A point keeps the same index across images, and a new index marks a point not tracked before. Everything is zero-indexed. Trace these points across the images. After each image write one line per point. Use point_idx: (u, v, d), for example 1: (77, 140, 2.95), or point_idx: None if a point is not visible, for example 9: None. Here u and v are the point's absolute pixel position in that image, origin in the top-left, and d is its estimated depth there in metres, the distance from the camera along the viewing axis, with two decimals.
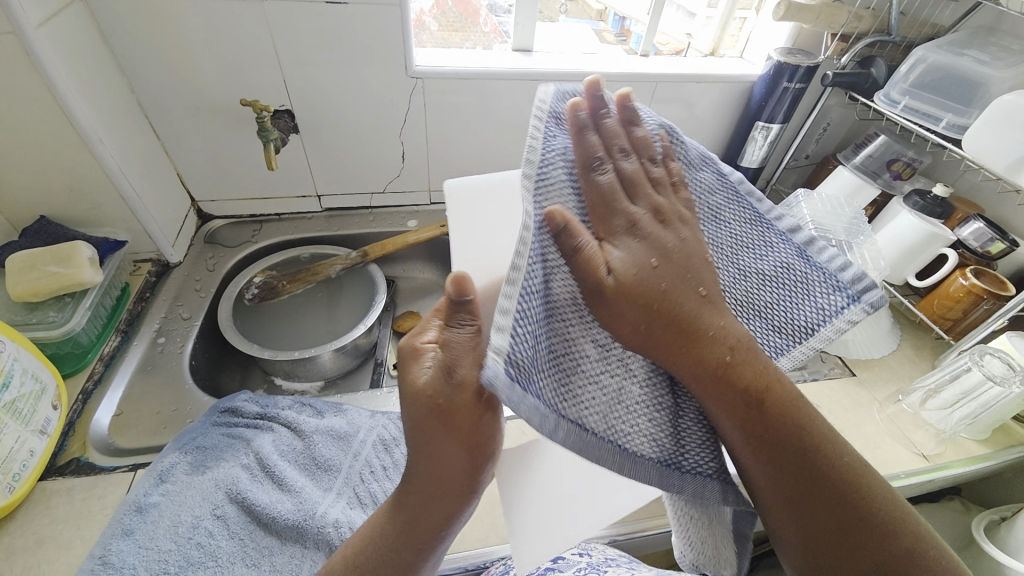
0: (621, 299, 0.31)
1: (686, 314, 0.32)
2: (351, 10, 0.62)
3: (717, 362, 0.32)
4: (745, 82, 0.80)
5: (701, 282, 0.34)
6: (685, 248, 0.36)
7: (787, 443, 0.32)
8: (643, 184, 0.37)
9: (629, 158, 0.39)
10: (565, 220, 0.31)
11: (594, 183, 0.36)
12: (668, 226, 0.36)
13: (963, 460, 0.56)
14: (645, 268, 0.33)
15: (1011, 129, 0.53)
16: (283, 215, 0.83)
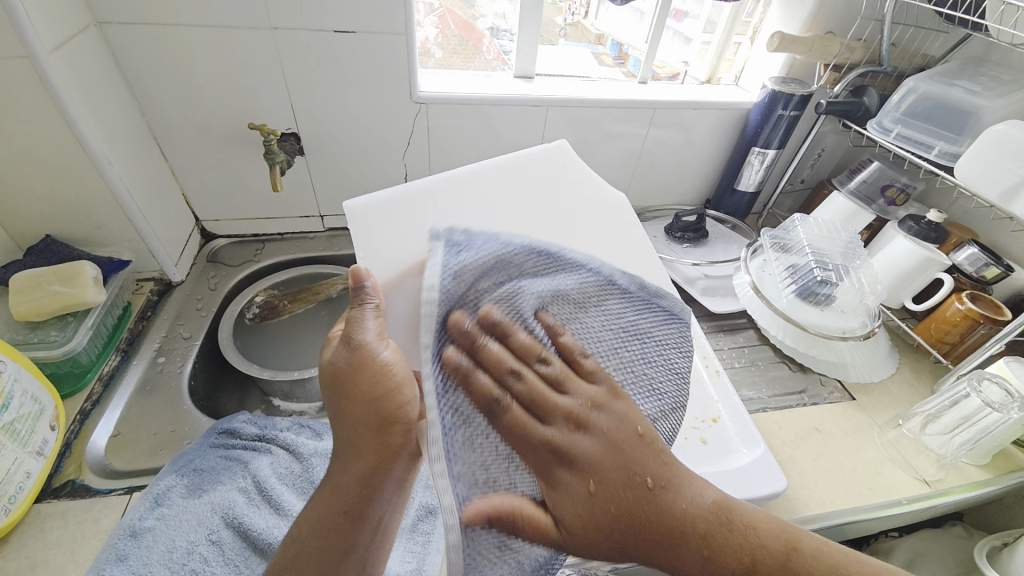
0: (584, 542, 0.31)
1: (643, 520, 0.32)
2: (359, 38, 0.64)
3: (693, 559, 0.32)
4: (740, 109, 0.82)
5: (643, 472, 0.33)
6: (611, 443, 0.34)
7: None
8: (547, 398, 0.35)
9: (519, 377, 0.36)
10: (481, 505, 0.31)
11: (501, 429, 0.34)
12: (589, 430, 0.34)
13: (965, 485, 0.56)
14: (586, 499, 0.32)
15: (1002, 157, 0.54)
16: (287, 235, 0.84)
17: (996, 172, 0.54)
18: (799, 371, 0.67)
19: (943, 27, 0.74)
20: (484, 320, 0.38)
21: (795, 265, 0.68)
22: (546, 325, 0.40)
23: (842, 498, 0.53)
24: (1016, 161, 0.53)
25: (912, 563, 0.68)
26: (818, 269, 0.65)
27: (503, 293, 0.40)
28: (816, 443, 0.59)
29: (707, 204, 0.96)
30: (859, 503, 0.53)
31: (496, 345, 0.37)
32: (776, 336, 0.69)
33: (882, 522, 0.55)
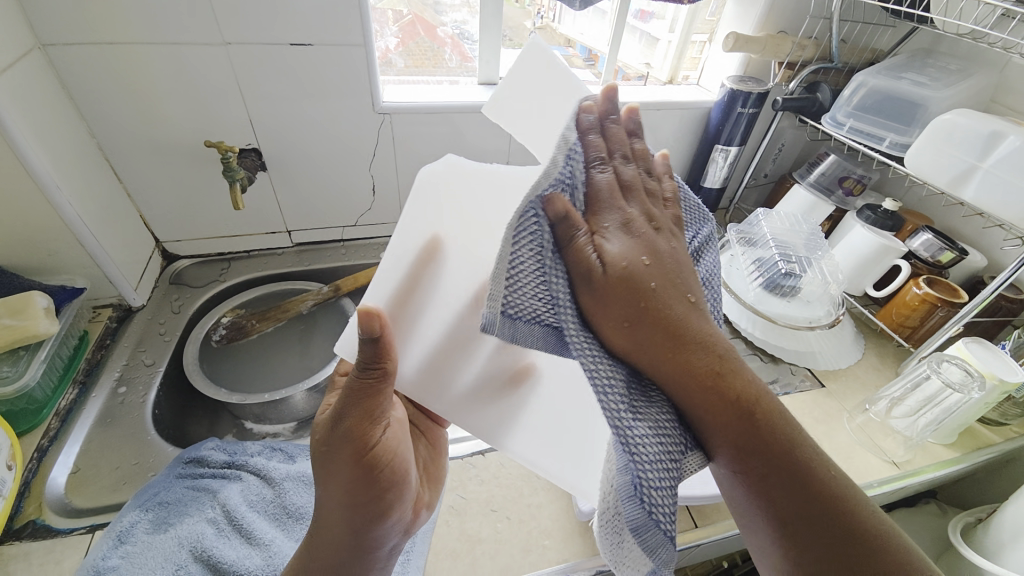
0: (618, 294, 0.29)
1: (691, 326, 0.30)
2: (317, 50, 0.63)
3: (702, 371, 0.28)
4: (701, 108, 0.84)
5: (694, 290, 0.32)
6: (678, 257, 0.33)
7: (772, 460, 0.28)
8: (638, 189, 0.36)
9: (603, 169, 0.36)
10: (567, 211, 0.30)
11: (596, 187, 0.34)
12: (661, 233, 0.34)
13: (933, 464, 0.57)
14: (640, 264, 0.31)
15: (950, 146, 0.56)
16: (253, 252, 0.82)
17: (946, 160, 0.56)
18: (770, 362, 0.68)
19: (890, 22, 0.77)
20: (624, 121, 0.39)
21: (759, 257, 0.70)
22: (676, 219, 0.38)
23: None
24: (965, 150, 0.55)
25: None
26: (782, 261, 0.67)
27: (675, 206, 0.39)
28: None
29: None
30: None
31: (618, 130, 0.39)
32: (747, 328, 0.70)
33: None
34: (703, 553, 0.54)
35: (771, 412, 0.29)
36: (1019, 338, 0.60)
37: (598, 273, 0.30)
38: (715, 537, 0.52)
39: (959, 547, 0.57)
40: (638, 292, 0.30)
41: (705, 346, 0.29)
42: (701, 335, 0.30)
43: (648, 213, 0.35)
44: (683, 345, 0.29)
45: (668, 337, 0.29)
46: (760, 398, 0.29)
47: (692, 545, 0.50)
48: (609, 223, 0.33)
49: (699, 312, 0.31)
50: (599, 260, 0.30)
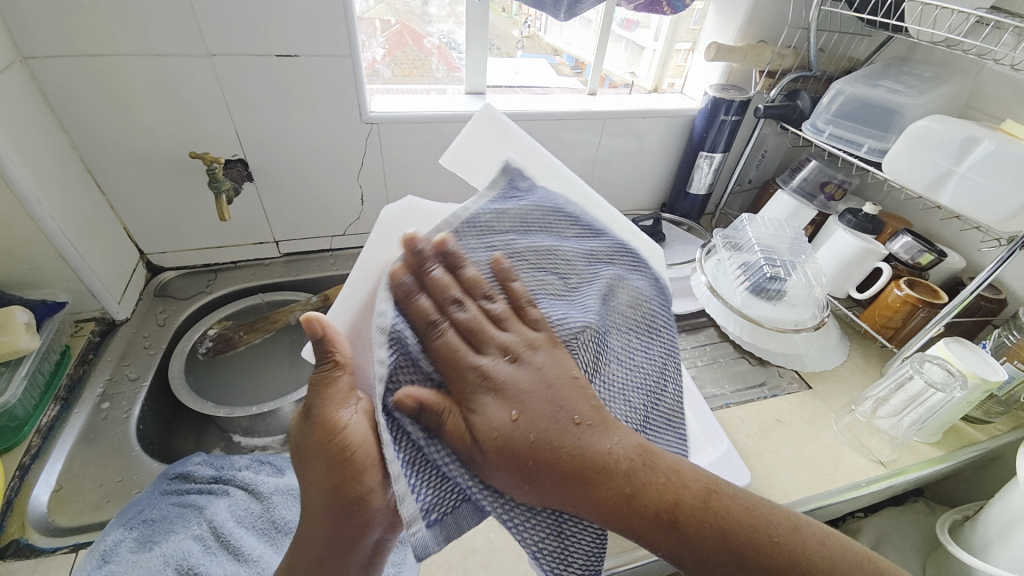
0: (501, 459, 0.31)
1: (581, 459, 0.31)
2: (304, 61, 0.63)
3: (613, 497, 0.30)
4: (685, 115, 0.85)
5: (573, 410, 0.33)
6: (544, 378, 0.34)
7: (706, 544, 0.30)
8: (486, 329, 0.36)
9: (463, 307, 0.37)
10: (414, 402, 0.32)
11: (435, 348, 0.35)
12: (521, 363, 0.35)
13: (920, 463, 0.58)
14: (506, 425, 0.32)
15: (925, 151, 0.57)
16: (240, 263, 0.81)
17: (923, 165, 0.58)
18: (758, 365, 0.69)
19: (865, 31, 0.79)
20: (439, 249, 0.39)
21: (745, 262, 0.71)
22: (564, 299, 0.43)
23: (806, 484, 0.55)
24: (941, 155, 0.56)
25: (880, 542, 0.70)
26: (767, 266, 0.68)
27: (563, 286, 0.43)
28: (779, 434, 0.60)
29: (663, 208, 0.98)
30: (821, 489, 0.55)
31: (441, 271, 0.38)
32: (736, 333, 0.70)
33: (844, 506, 0.57)
34: None
35: (680, 497, 0.31)
36: (998, 337, 0.61)
37: (482, 451, 0.31)
38: None
39: (947, 545, 0.58)
40: (519, 450, 0.31)
41: (600, 474, 0.30)
42: (598, 460, 0.31)
43: (505, 346, 0.36)
44: (582, 482, 0.30)
45: (566, 482, 0.30)
46: (668, 487, 0.31)
47: None
48: (473, 381, 0.34)
49: (588, 431, 0.32)
50: (473, 438, 0.32)
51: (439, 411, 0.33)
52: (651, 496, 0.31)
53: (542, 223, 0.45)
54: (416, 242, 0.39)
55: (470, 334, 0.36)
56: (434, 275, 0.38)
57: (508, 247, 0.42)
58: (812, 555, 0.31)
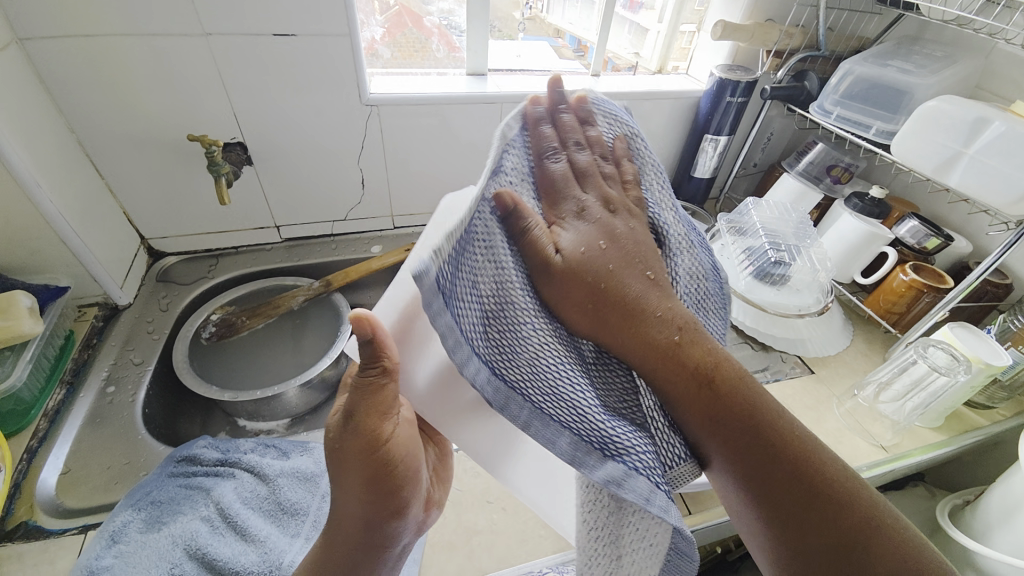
0: (569, 280, 0.31)
1: (639, 302, 0.32)
2: (301, 41, 0.62)
3: (664, 341, 0.31)
4: (690, 97, 0.84)
5: (649, 265, 0.34)
6: (635, 234, 0.36)
7: (737, 423, 0.30)
8: (593, 174, 0.38)
9: (560, 158, 0.37)
10: (516, 205, 0.31)
11: (548, 171, 0.36)
12: (616, 214, 0.36)
13: (921, 447, 0.59)
14: (592, 247, 0.33)
15: (935, 132, 0.56)
16: (241, 248, 0.81)
17: (931, 148, 0.57)
18: (761, 350, 0.69)
19: (876, 10, 0.77)
20: (578, 103, 0.41)
21: (749, 247, 0.70)
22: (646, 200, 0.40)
23: None
24: (949, 138, 0.55)
25: None
26: (772, 250, 0.67)
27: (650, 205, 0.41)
28: None
29: None
30: None
31: (570, 118, 0.40)
32: (738, 318, 0.70)
33: None
34: (697, 539, 0.55)
35: (725, 366, 0.31)
36: (1003, 322, 0.61)
37: (555, 268, 0.31)
38: (709, 524, 0.52)
39: (947, 528, 0.59)
40: (592, 278, 0.32)
41: (655, 317, 0.32)
42: (657, 312, 0.32)
43: (608, 197, 0.37)
44: (637, 321, 0.31)
45: (623, 316, 0.31)
46: (714, 361, 0.31)
47: (686, 531, 0.51)
48: (565, 215, 0.35)
49: (659, 287, 0.33)
50: (558, 253, 0.32)
51: (534, 219, 0.32)
52: (695, 361, 0.31)
53: (648, 164, 0.42)
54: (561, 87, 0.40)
55: (577, 176, 0.37)
56: (552, 125, 0.39)
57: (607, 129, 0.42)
58: (837, 477, 0.30)
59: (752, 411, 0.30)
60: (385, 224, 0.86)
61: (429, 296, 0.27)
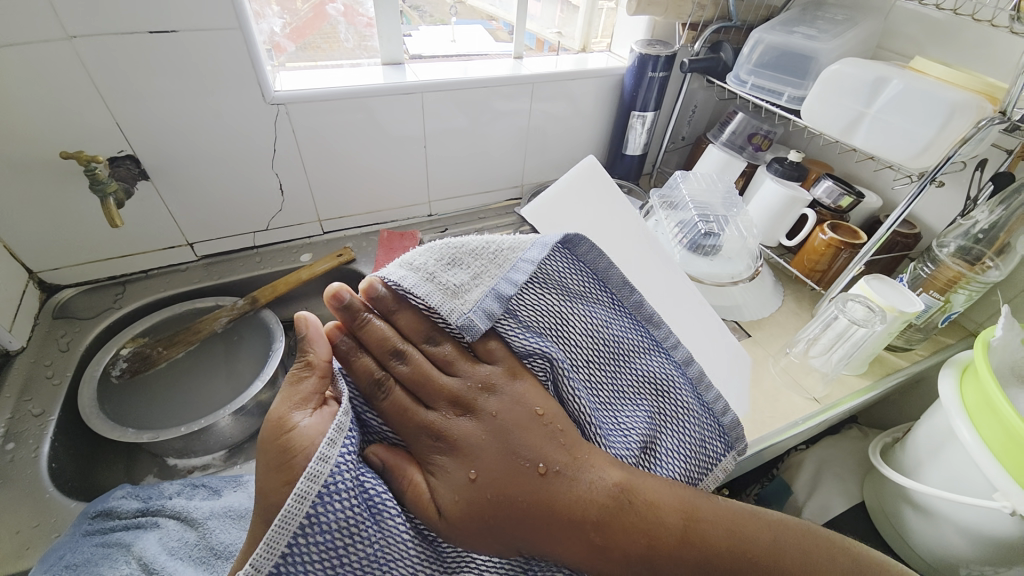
0: (465, 530, 0.34)
1: (541, 507, 0.34)
2: (186, 37, 0.55)
3: (590, 548, 0.35)
4: (614, 75, 0.84)
5: (537, 458, 0.36)
6: (498, 425, 0.37)
7: (681, 573, 0.35)
8: (431, 379, 0.38)
9: (403, 357, 0.38)
10: (381, 461, 0.35)
11: (383, 409, 0.37)
12: (476, 415, 0.37)
13: (849, 394, 0.62)
14: (467, 485, 0.35)
15: (839, 95, 0.58)
16: (151, 272, 0.74)
17: (839, 109, 0.58)
18: None
19: None
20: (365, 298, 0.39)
21: (682, 220, 0.72)
22: (535, 334, 0.40)
23: (751, 429, 0.57)
24: (853, 98, 0.57)
25: (821, 469, 0.76)
26: (701, 222, 0.69)
27: (550, 334, 0.41)
28: None
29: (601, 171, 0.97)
30: (763, 432, 0.57)
31: (379, 321, 0.39)
32: None
33: (785, 443, 0.60)
34: None
35: (654, 534, 0.35)
36: (914, 270, 0.65)
37: (452, 522, 0.34)
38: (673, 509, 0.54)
39: (880, 466, 0.63)
40: (494, 508, 0.34)
41: (571, 519, 0.34)
42: (570, 507, 0.35)
43: (455, 396, 0.38)
44: (553, 529, 0.34)
45: (547, 534, 0.34)
46: (641, 526, 0.35)
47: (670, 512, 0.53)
48: (432, 445, 0.36)
49: (556, 478, 0.35)
50: (439, 509, 0.34)
51: (402, 476, 0.35)
52: (626, 537, 0.35)
53: (475, 254, 0.41)
54: (343, 296, 0.38)
55: (421, 387, 0.38)
56: (367, 325, 0.38)
57: (460, 273, 0.40)
58: (783, 558, 0.35)
59: (691, 545, 0.35)
60: (313, 229, 0.81)
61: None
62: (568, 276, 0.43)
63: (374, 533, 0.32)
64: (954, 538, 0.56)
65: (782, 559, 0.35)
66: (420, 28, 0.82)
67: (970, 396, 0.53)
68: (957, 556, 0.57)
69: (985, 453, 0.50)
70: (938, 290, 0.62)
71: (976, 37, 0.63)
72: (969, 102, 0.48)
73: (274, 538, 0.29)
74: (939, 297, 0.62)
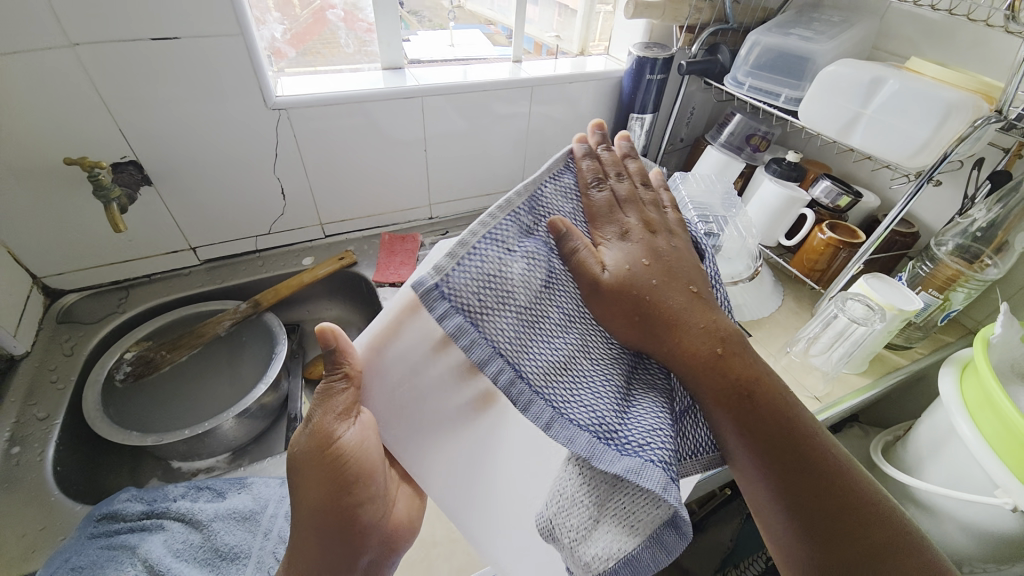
0: (614, 292, 0.35)
1: (683, 306, 0.35)
2: (189, 44, 0.56)
3: (708, 355, 0.34)
4: (613, 78, 0.84)
5: (695, 282, 0.37)
6: (676, 251, 0.39)
7: (773, 433, 0.33)
8: (637, 202, 0.41)
9: (620, 181, 0.42)
10: (566, 228, 0.36)
11: (591, 200, 0.40)
12: (656, 234, 0.40)
13: (850, 392, 0.63)
14: (637, 265, 0.36)
15: (836, 96, 0.58)
16: (155, 275, 0.74)
17: (834, 111, 0.59)
18: None
19: None
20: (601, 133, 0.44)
21: None
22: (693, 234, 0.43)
23: None
24: (848, 100, 0.57)
25: None
26: (701, 223, 0.69)
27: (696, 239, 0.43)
28: None
29: None
30: None
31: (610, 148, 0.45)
32: None
33: None
34: None
35: (768, 387, 0.34)
36: (912, 269, 0.65)
37: (609, 280, 0.35)
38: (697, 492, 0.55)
39: (882, 464, 0.63)
40: (642, 285, 0.36)
41: (694, 319, 0.35)
42: (705, 321, 0.35)
43: (647, 220, 0.40)
44: (688, 323, 0.35)
45: (676, 321, 0.35)
46: (759, 375, 0.34)
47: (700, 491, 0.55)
48: (608, 233, 0.39)
49: (705, 300, 0.37)
50: (604, 271, 0.36)
51: (582, 239, 0.37)
52: (745, 370, 0.34)
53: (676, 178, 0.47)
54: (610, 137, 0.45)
55: (626, 202, 0.41)
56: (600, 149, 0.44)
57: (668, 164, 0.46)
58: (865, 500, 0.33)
59: (790, 422, 0.33)
60: (315, 233, 0.81)
61: (429, 304, 0.32)
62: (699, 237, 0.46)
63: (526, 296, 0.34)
64: (957, 536, 0.56)
65: (859, 496, 0.33)
66: (418, 33, 0.82)
67: (971, 393, 0.53)
68: (962, 554, 0.57)
69: (986, 449, 0.50)
70: (938, 288, 0.62)
71: (973, 36, 0.63)
72: (965, 100, 0.48)
73: (469, 260, 0.33)
74: (938, 296, 0.62)
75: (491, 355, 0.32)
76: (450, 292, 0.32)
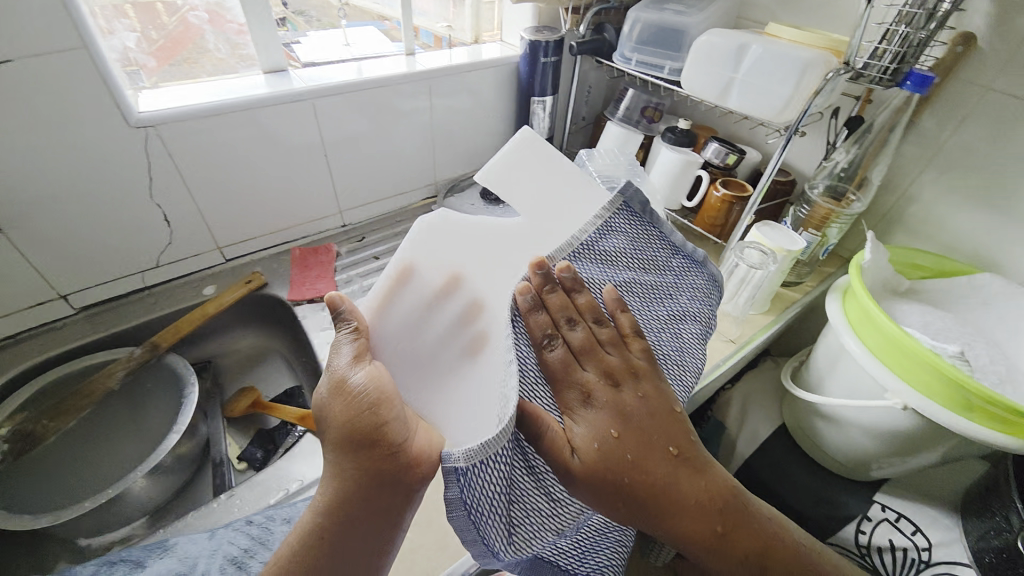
0: (594, 478, 0.36)
1: (664, 484, 0.37)
2: (13, 60, 0.48)
3: (705, 528, 0.37)
4: (509, 64, 0.85)
5: (671, 444, 0.39)
6: (646, 406, 0.40)
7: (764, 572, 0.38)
8: (596, 352, 0.43)
9: (576, 328, 0.44)
10: (529, 413, 0.36)
11: (546, 361, 0.41)
12: (618, 387, 0.41)
13: (759, 330, 0.69)
14: (609, 441, 0.38)
15: (711, 64, 0.62)
16: (18, 335, 0.63)
17: (710, 78, 0.63)
18: None
19: None
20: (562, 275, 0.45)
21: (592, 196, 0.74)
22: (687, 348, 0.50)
23: None
24: (721, 65, 0.62)
25: (748, 403, 0.84)
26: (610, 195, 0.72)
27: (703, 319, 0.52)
28: None
29: None
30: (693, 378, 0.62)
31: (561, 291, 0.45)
32: None
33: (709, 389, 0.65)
34: None
35: (755, 533, 0.39)
36: (794, 213, 0.73)
37: (588, 467, 0.37)
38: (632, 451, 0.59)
39: (792, 389, 0.70)
40: (624, 466, 0.37)
41: (685, 498, 0.37)
42: (695, 490, 0.38)
43: (609, 371, 0.42)
44: (672, 497, 0.37)
45: (661, 497, 0.37)
46: (747, 524, 0.38)
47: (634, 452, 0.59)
48: (575, 404, 0.40)
49: (682, 463, 0.38)
50: (580, 454, 0.37)
51: (555, 424, 0.37)
52: (730, 526, 0.38)
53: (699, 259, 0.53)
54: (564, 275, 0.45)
55: (585, 355, 0.43)
56: (551, 295, 0.45)
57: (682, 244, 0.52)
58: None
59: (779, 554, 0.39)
60: (214, 259, 0.73)
61: (448, 483, 0.34)
62: (699, 287, 0.53)
63: (527, 481, 0.38)
64: (859, 438, 0.64)
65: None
66: (309, 34, 0.79)
67: (852, 310, 0.61)
68: (870, 454, 0.64)
69: (869, 356, 0.57)
70: (815, 227, 0.69)
71: (815, 1, 0.71)
72: (815, 59, 0.54)
73: (463, 469, 0.34)
74: (816, 233, 0.69)
75: (504, 554, 0.35)
76: (461, 476, 0.34)
